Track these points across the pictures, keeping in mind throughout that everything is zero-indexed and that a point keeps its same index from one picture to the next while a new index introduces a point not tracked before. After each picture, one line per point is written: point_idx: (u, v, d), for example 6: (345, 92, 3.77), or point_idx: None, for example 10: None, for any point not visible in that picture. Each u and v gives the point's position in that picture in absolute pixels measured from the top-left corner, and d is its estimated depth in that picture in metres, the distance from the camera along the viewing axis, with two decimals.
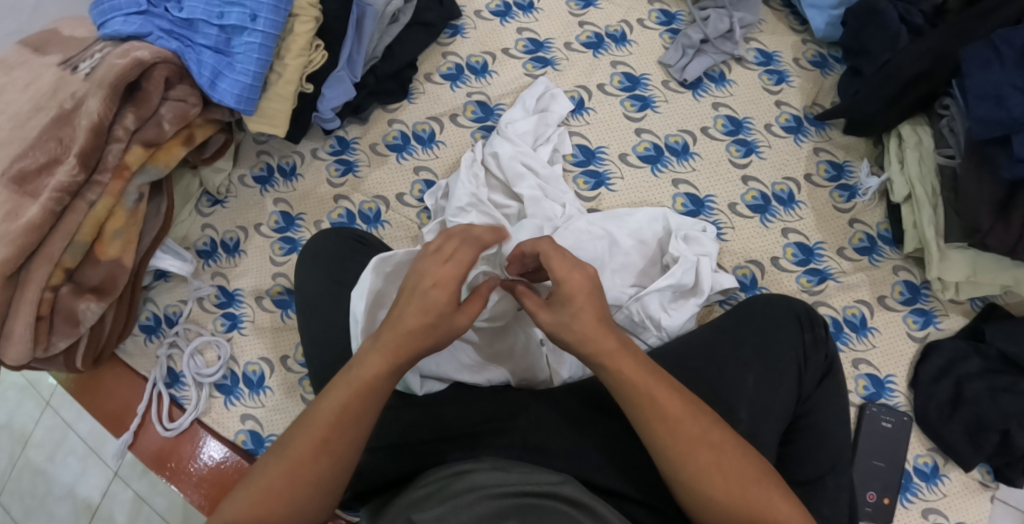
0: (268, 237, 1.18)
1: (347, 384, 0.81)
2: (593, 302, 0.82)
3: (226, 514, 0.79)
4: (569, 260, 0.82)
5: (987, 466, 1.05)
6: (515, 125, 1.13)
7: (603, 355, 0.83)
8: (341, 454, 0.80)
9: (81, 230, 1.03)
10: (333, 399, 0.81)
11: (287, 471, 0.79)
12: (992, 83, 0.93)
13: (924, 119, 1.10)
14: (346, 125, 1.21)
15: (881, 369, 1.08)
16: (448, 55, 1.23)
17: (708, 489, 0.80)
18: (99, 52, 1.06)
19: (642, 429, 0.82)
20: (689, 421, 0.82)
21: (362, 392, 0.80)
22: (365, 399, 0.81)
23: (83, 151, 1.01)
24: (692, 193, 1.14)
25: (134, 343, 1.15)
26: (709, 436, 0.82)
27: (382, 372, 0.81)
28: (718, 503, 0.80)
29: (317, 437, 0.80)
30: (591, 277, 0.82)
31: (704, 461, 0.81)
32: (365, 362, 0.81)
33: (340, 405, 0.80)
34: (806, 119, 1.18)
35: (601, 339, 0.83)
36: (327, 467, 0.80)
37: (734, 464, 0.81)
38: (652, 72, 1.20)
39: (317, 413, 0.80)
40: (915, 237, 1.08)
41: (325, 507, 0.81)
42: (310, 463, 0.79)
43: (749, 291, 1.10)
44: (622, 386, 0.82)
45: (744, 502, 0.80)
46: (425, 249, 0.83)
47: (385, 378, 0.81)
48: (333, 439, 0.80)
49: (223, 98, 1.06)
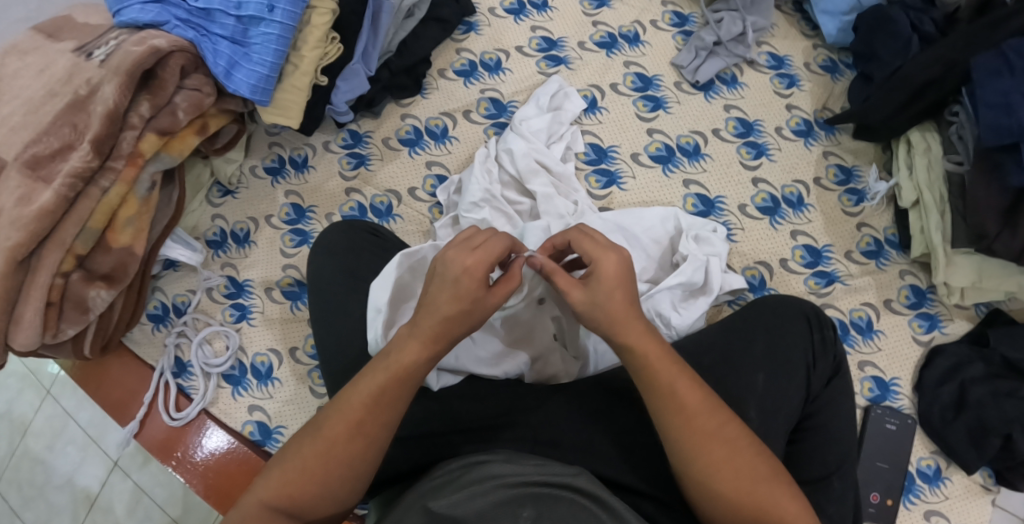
0: (278, 229, 1.18)
1: (384, 370, 0.82)
2: (625, 287, 0.84)
3: (257, 493, 0.79)
4: (601, 243, 0.85)
5: (989, 469, 1.07)
6: (528, 123, 1.14)
7: (621, 344, 0.84)
8: (375, 439, 0.81)
9: (93, 217, 1.03)
10: (371, 383, 0.81)
11: (320, 455, 0.80)
12: (1002, 91, 0.95)
13: (933, 125, 1.11)
14: (359, 119, 1.21)
15: (887, 372, 1.10)
16: (462, 52, 1.24)
17: (720, 481, 0.81)
18: (115, 39, 1.06)
19: (657, 416, 0.83)
20: (696, 414, 0.82)
21: (400, 376, 0.82)
22: (402, 384, 0.82)
23: (98, 138, 1.01)
24: (703, 194, 1.15)
25: (142, 332, 1.15)
26: (723, 431, 0.82)
27: (420, 356, 0.82)
28: (726, 497, 0.81)
29: (353, 422, 0.80)
30: (623, 258, 0.84)
31: (717, 454, 0.81)
32: (405, 349, 0.82)
33: (377, 390, 0.81)
34: (817, 123, 1.19)
35: (613, 326, 0.83)
36: (359, 453, 0.80)
37: (745, 460, 0.82)
38: (665, 73, 1.21)
39: (353, 396, 0.81)
40: (922, 243, 1.10)
41: (355, 493, 0.82)
42: (343, 449, 0.80)
43: (757, 292, 1.12)
44: (646, 376, 0.84)
45: (750, 496, 0.81)
46: (464, 248, 0.83)
47: (423, 365, 0.83)
48: (368, 424, 0.81)
49: (238, 89, 1.06)
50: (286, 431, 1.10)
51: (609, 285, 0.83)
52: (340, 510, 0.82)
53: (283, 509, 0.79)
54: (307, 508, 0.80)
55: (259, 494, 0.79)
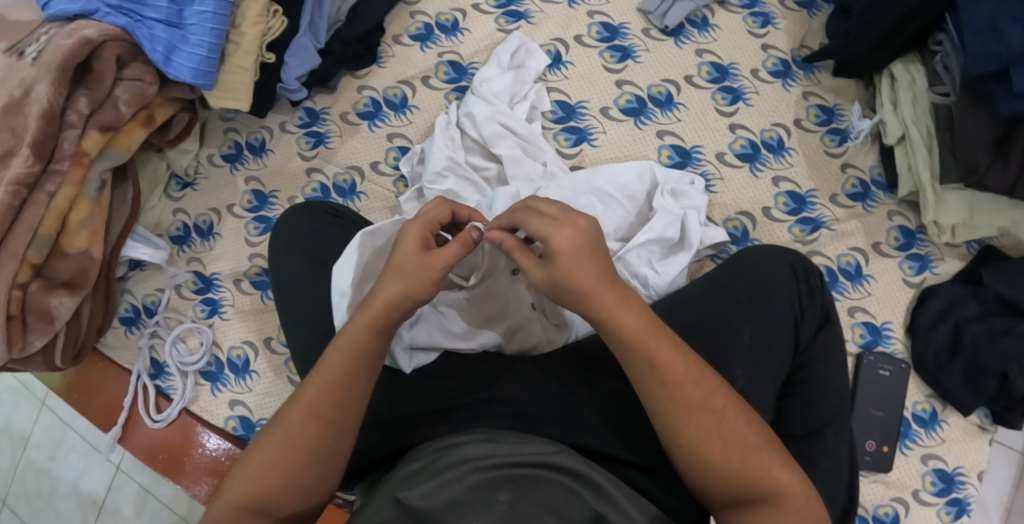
0: (241, 218, 1.13)
1: (336, 353, 0.79)
2: (589, 261, 0.77)
3: (223, 496, 0.76)
4: (553, 215, 0.78)
5: (986, 409, 1.05)
6: (490, 84, 1.07)
7: (593, 316, 0.78)
8: (332, 423, 0.78)
9: (44, 224, 0.99)
10: (323, 366, 0.79)
11: (279, 446, 0.77)
12: (988, 15, 0.89)
13: (917, 56, 1.05)
14: (314, 95, 1.15)
15: (877, 316, 1.06)
16: (417, 15, 1.17)
17: (709, 452, 0.77)
18: (45, 34, 1.00)
19: (642, 386, 0.79)
20: (682, 386, 0.78)
21: (350, 355, 0.79)
22: (354, 363, 0.79)
23: (37, 141, 0.96)
24: (678, 144, 1.10)
25: (115, 336, 1.12)
26: (711, 400, 0.78)
27: (368, 332, 0.79)
28: (715, 467, 0.77)
29: (307, 407, 0.77)
30: (579, 231, 0.77)
31: (704, 425, 0.77)
32: (352, 324, 0.80)
33: (329, 372, 0.78)
34: (795, 62, 1.13)
35: (587, 294, 0.77)
36: (319, 437, 0.77)
37: (735, 429, 0.78)
38: (632, 21, 1.14)
39: (308, 382, 0.79)
40: (911, 181, 1.05)
41: (324, 480, 0.78)
42: (301, 436, 0.77)
43: (740, 244, 1.08)
44: (623, 347, 0.79)
45: (744, 466, 0.77)
46: (415, 219, 0.81)
47: (369, 337, 0.79)
48: (324, 408, 0.78)
49: (179, 74, 1.00)
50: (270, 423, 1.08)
51: (569, 260, 0.76)
52: (312, 503, 0.79)
53: (254, 508, 0.76)
54: (279, 504, 0.76)
55: (224, 495, 0.76)
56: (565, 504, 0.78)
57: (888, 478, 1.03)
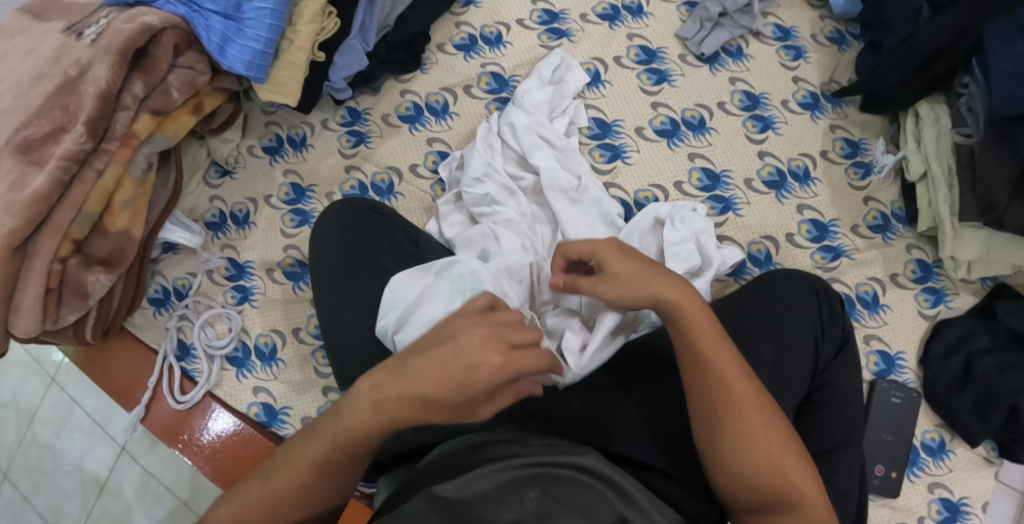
0: (278, 209, 1.16)
1: (332, 432, 0.76)
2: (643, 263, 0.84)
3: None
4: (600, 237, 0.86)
5: (992, 442, 1.08)
6: (531, 96, 1.11)
7: (661, 305, 0.82)
8: (321, 493, 0.77)
9: (89, 200, 1.01)
10: (318, 443, 0.76)
11: (262, 500, 0.76)
12: (1016, 59, 0.93)
13: (942, 97, 1.10)
14: (357, 95, 1.19)
15: (892, 345, 1.10)
16: (462, 25, 1.21)
17: (747, 457, 0.79)
18: (105, 17, 1.04)
19: (691, 380, 0.81)
20: (731, 380, 0.80)
21: (346, 445, 0.75)
22: (348, 452, 0.76)
23: (91, 120, 0.99)
24: (708, 167, 1.14)
25: (143, 316, 1.14)
26: (757, 400, 0.80)
27: (370, 429, 0.74)
28: (751, 470, 0.79)
29: (296, 475, 0.76)
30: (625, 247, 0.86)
31: (753, 421, 0.79)
32: (354, 408, 0.75)
33: (323, 450, 0.76)
34: (823, 95, 1.17)
35: (653, 288, 0.82)
36: (307, 500, 0.77)
37: (776, 434, 0.80)
38: (669, 45, 1.19)
39: (301, 449, 0.77)
40: (930, 216, 1.09)
41: None
42: (287, 497, 0.77)
43: (763, 267, 1.11)
44: (685, 335, 0.81)
45: (780, 470, 0.79)
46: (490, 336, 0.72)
47: (370, 434, 0.75)
48: (314, 480, 0.76)
49: (233, 65, 1.03)
50: (292, 412, 1.09)
51: (622, 266, 0.84)
52: None
53: None
54: None
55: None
56: (594, 503, 0.80)
57: (895, 503, 1.05)
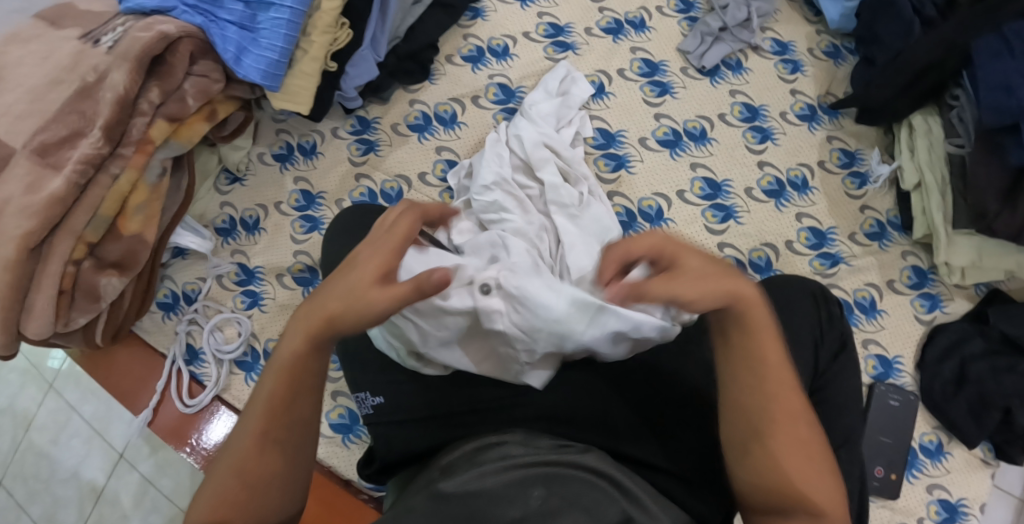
0: (287, 215, 1.18)
1: (270, 377, 0.75)
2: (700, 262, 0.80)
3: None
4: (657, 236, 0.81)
5: (988, 443, 1.10)
6: (538, 107, 1.15)
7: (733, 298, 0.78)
8: (286, 445, 0.75)
9: (104, 204, 1.03)
10: (261, 390, 0.75)
11: (235, 474, 0.74)
12: (1003, 74, 0.97)
13: (934, 109, 1.14)
14: (367, 105, 1.22)
15: (889, 349, 1.12)
16: (469, 37, 1.24)
17: (770, 464, 0.78)
18: (122, 25, 1.06)
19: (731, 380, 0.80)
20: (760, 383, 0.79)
21: (286, 377, 0.74)
22: (295, 379, 0.75)
23: (107, 125, 1.00)
24: (710, 176, 1.17)
25: (151, 320, 1.15)
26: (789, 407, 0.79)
27: (305, 349, 0.74)
28: (768, 477, 0.78)
29: (254, 434, 0.74)
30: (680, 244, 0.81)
31: (775, 432, 0.78)
32: (284, 342, 0.75)
33: (268, 395, 0.75)
34: (820, 107, 1.21)
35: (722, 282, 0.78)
36: (279, 461, 0.75)
37: (799, 444, 0.78)
38: (671, 59, 1.23)
39: (248, 411, 0.75)
40: (924, 223, 1.12)
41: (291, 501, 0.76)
42: (257, 462, 0.74)
43: (764, 273, 1.13)
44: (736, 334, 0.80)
45: (799, 481, 0.77)
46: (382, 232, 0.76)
47: (306, 358, 0.75)
48: (274, 431, 0.74)
49: (247, 74, 1.05)
50: None
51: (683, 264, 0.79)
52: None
53: None
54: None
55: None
56: (597, 504, 0.78)
57: (894, 505, 1.07)
